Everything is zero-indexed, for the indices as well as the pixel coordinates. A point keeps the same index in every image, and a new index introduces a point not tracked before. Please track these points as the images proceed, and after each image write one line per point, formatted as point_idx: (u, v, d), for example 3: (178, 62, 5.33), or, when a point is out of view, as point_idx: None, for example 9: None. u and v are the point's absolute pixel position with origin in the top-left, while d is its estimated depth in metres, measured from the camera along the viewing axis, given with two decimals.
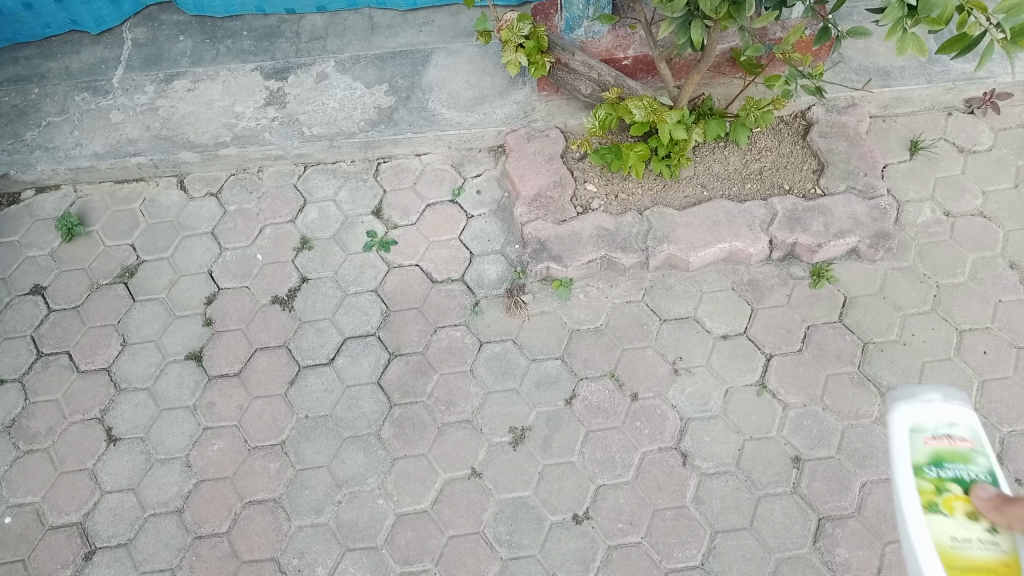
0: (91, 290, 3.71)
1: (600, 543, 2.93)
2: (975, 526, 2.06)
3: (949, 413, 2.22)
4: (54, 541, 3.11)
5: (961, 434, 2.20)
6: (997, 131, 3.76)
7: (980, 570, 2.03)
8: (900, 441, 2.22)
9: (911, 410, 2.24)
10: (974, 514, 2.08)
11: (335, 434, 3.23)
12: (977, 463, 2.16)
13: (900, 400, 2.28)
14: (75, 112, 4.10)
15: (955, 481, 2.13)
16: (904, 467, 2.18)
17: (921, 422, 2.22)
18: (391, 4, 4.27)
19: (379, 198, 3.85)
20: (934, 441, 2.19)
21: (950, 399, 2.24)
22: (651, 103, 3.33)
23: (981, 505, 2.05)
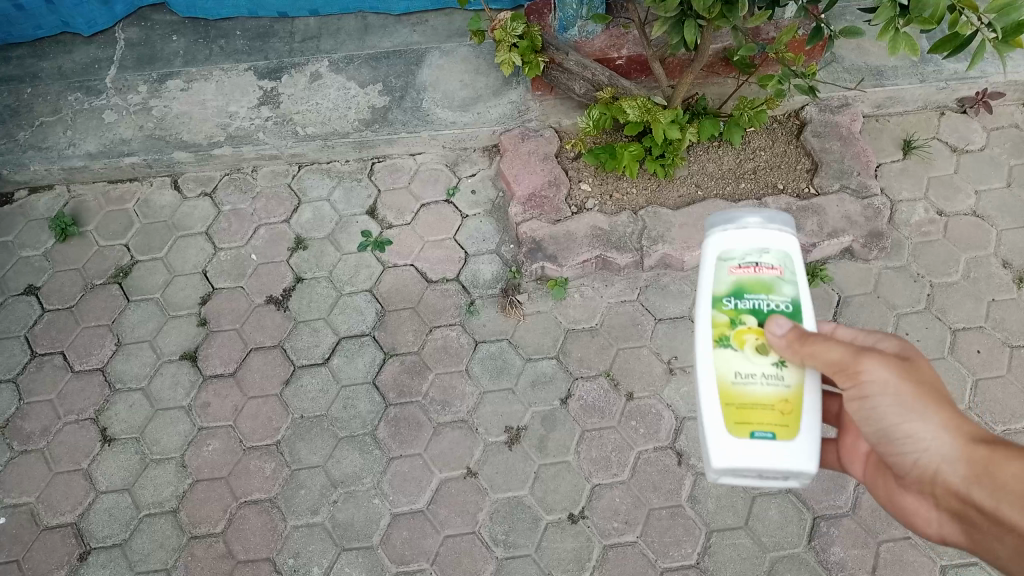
0: (85, 290, 3.70)
1: (595, 542, 2.94)
2: (760, 360, 2.01)
3: (764, 240, 2.15)
4: (49, 542, 3.11)
5: (768, 261, 2.12)
6: (989, 131, 3.78)
7: (756, 407, 1.98)
8: (711, 270, 2.17)
9: (733, 236, 2.17)
10: (764, 346, 2.02)
11: (331, 434, 3.22)
12: (778, 292, 2.08)
13: (718, 226, 2.21)
14: (68, 112, 4.09)
15: (751, 312, 2.07)
16: (708, 298, 2.14)
17: (733, 249, 2.16)
18: (384, 9, 4.24)
19: (374, 197, 3.84)
20: (739, 271, 2.12)
21: (779, 225, 2.17)
22: (645, 103, 3.35)
23: (777, 343, 1.98)
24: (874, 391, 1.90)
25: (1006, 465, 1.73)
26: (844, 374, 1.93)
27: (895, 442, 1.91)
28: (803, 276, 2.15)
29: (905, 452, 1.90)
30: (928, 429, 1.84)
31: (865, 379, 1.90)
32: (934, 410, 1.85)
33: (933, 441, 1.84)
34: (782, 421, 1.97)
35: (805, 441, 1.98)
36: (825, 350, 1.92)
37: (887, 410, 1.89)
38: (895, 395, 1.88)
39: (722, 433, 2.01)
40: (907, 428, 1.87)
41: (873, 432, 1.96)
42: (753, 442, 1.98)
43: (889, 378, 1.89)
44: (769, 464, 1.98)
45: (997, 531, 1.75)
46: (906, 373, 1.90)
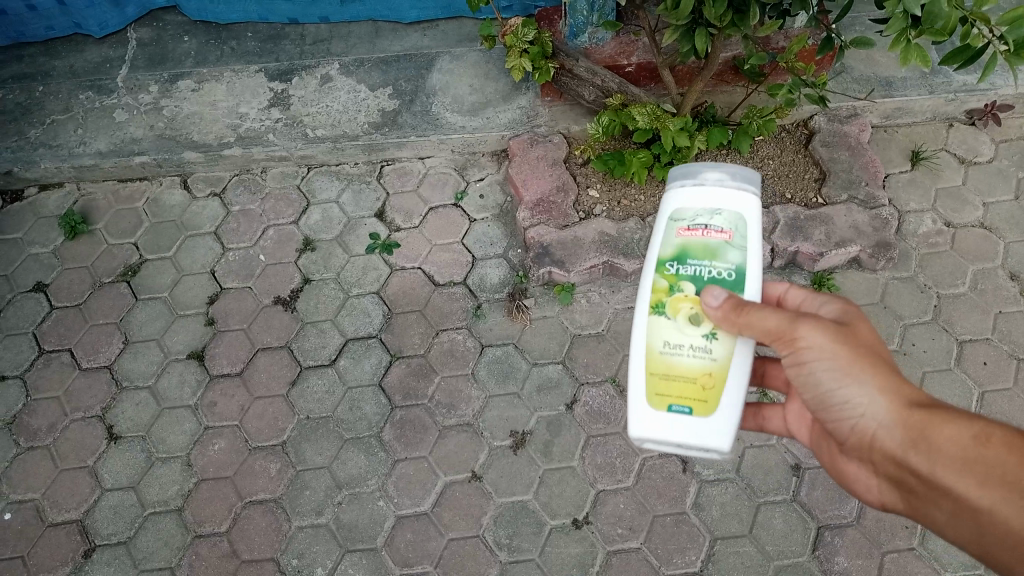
0: (94, 288, 3.72)
1: (599, 548, 2.94)
2: (691, 330, 1.99)
3: (719, 199, 2.08)
4: (54, 538, 3.12)
5: (718, 223, 2.05)
6: (998, 143, 3.78)
7: (676, 382, 1.99)
8: (662, 229, 2.12)
9: (689, 193, 2.11)
10: (698, 315, 1.99)
11: (337, 435, 3.23)
12: (723, 259, 2.02)
13: (677, 182, 2.15)
14: (79, 111, 4.12)
15: (691, 279, 2.02)
16: (654, 260, 2.10)
17: (686, 209, 2.09)
18: (394, 18, 4.24)
19: (383, 200, 3.86)
20: (687, 233, 2.06)
21: (739, 184, 2.08)
22: (655, 110, 3.38)
23: (712, 314, 1.95)
24: (811, 357, 1.91)
25: (939, 428, 1.79)
26: (781, 340, 1.92)
27: (835, 407, 1.93)
28: (756, 241, 2.07)
29: (844, 417, 1.93)
30: (867, 395, 1.87)
31: (802, 345, 1.90)
32: (872, 374, 1.87)
33: (868, 405, 1.87)
34: (702, 397, 1.98)
35: (724, 417, 1.99)
36: (764, 318, 1.89)
37: (825, 375, 1.90)
38: (832, 360, 1.89)
39: (645, 402, 2.03)
40: (846, 394, 1.90)
41: (812, 397, 1.97)
42: (671, 415, 2.00)
43: (824, 343, 1.89)
44: (686, 437, 2.01)
45: (931, 493, 1.82)
46: (843, 337, 1.90)
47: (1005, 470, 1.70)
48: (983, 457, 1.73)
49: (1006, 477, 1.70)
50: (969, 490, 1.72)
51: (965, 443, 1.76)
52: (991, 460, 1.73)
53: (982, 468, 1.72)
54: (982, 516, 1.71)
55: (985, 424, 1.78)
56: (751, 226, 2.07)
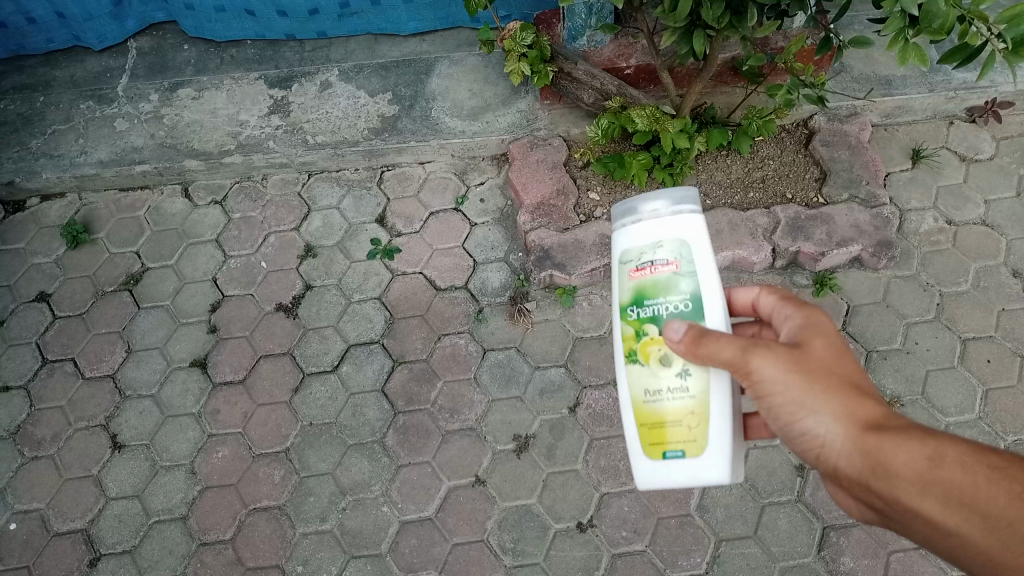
0: (96, 297, 3.72)
1: (604, 551, 2.94)
2: (665, 371, 1.92)
3: (659, 231, 2.00)
4: (59, 548, 3.13)
5: (664, 256, 1.97)
6: (999, 140, 3.78)
7: (663, 427, 1.94)
8: (615, 275, 2.05)
9: (631, 233, 2.03)
10: (668, 354, 1.92)
11: (339, 442, 3.23)
12: (676, 292, 1.95)
13: (618, 223, 2.06)
14: (80, 120, 4.13)
15: (652, 320, 1.96)
16: (616, 308, 2.04)
17: (631, 248, 2.02)
18: (394, 30, 4.22)
19: (383, 205, 3.86)
20: (638, 274, 1.99)
21: (676, 210, 1.99)
22: (654, 112, 3.37)
23: (677, 350, 1.88)
24: (767, 389, 1.81)
25: (894, 454, 1.66)
26: (736, 372, 1.83)
27: (796, 437, 1.83)
28: (707, 261, 1.99)
29: (806, 445, 1.83)
30: (822, 423, 1.77)
31: (757, 377, 1.81)
32: (825, 401, 1.77)
33: (826, 433, 1.77)
34: (690, 437, 1.93)
35: (717, 453, 1.93)
36: (719, 349, 1.81)
37: (782, 408, 1.82)
38: (787, 391, 1.79)
39: (640, 452, 2.00)
40: (804, 423, 1.80)
41: (774, 425, 1.88)
42: (667, 461, 1.96)
43: (776, 374, 1.79)
44: (687, 478, 1.96)
45: (899, 517, 1.71)
46: (796, 364, 1.80)
47: (963, 491, 1.60)
48: (941, 478, 1.62)
49: (964, 497, 1.60)
50: (931, 516, 1.62)
51: (920, 466, 1.64)
52: (948, 482, 1.62)
53: (941, 491, 1.62)
54: (950, 540, 1.62)
55: (939, 442, 1.66)
56: (697, 249, 1.98)
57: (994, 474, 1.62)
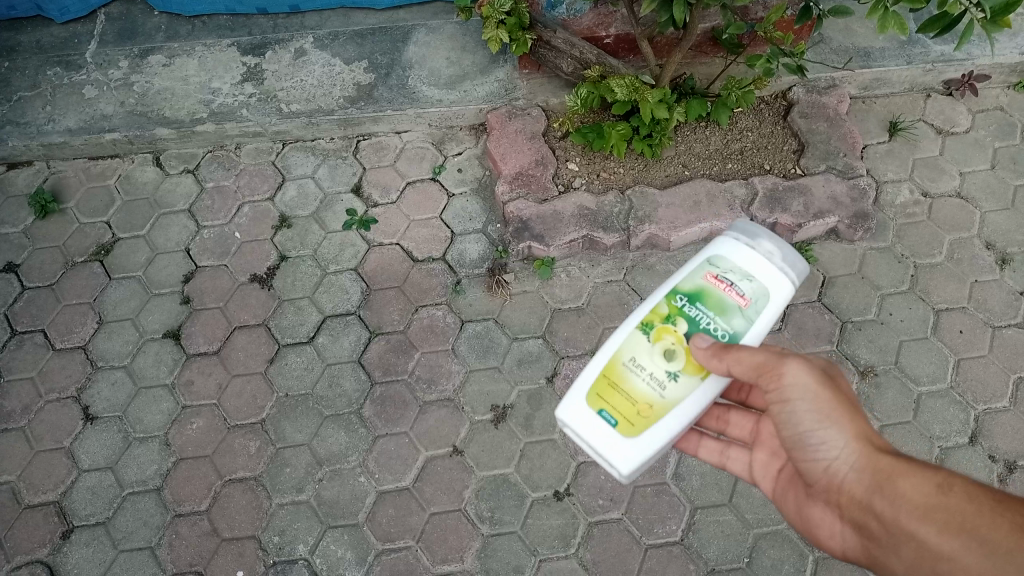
0: (66, 268, 3.65)
1: (580, 520, 2.95)
2: (659, 360, 2.12)
3: (758, 269, 2.14)
4: (31, 520, 3.08)
5: (743, 288, 2.13)
6: (975, 113, 3.80)
7: (619, 392, 2.14)
8: (695, 263, 2.21)
9: (738, 250, 2.17)
10: (675, 352, 2.12)
11: (316, 413, 3.21)
12: (726, 320, 2.11)
13: (733, 235, 2.21)
14: (47, 87, 4.02)
15: (689, 319, 2.14)
16: (671, 283, 2.21)
17: (725, 259, 2.17)
18: (369, 5, 4.11)
19: (359, 175, 3.81)
20: (712, 280, 2.16)
21: (783, 267, 2.14)
22: (633, 82, 3.32)
23: (693, 352, 2.08)
24: (794, 395, 2.02)
25: (905, 477, 1.91)
26: (766, 375, 2.03)
27: (809, 447, 2.04)
28: (765, 322, 2.14)
29: (816, 458, 2.04)
30: (840, 438, 1.99)
31: (787, 381, 2.02)
32: (847, 420, 2.00)
33: (843, 446, 1.99)
34: (632, 418, 2.12)
35: (641, 446, 2.12)
36: (750, 355, 2.01)
37: (805, 415, 2.02)
38: (814, 400, 2.01)
39: (584, 397, 2.20)
40: (821, 435, 2.01)
41: (787, 435, 2.08)
42: (599, 417, 2.17)
43: (806, 383, 2.02)
44: (601, 443, 2.16)
45: (892, 538, 1.91)
46: (825, 381, 2.03)
47: (963, 517, 1.81)
48: (943, 505, 1.85)
49: (964, 524, 1.80)
50: (931, 536, 1.83)
51: (929, 492, 1.88)
52: (951, 507, 1.84)
53: (942, 515, 1.84)
54: (941, 562, 1.81)
55: (948, 474, 1.90)
56: (766, 312, 2.13)
57: (998, 507, 1.81)
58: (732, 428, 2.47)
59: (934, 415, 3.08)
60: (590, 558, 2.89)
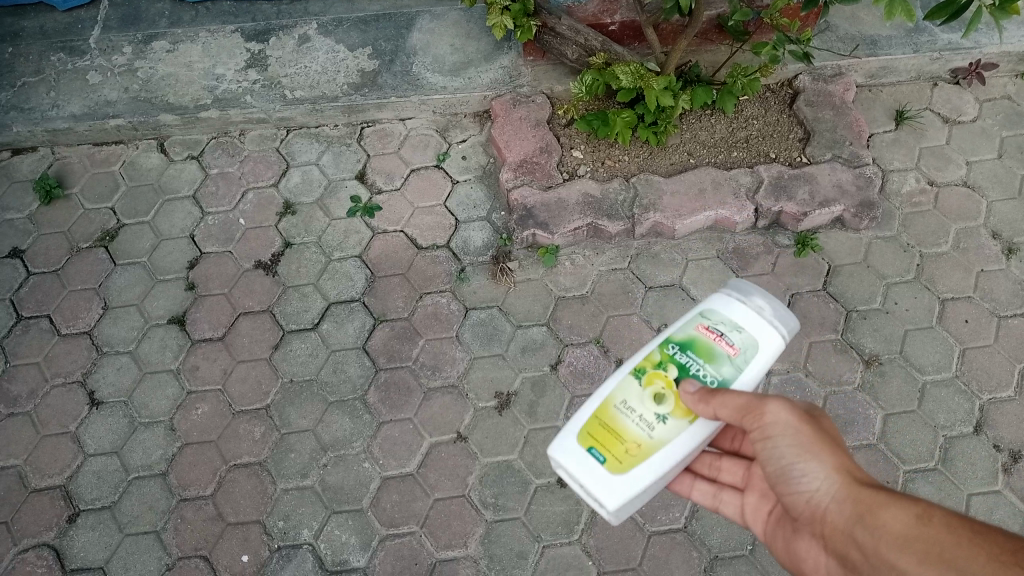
0: (71, 254, 3.65)
1: (584, 506, 2.96)
2: (649, 403, 2.14)
3: (750, 321, 2.17)
4: (37, 504, 3.10)
5: (734, 338, 2.16)
6: (982, 102, 3.78)
7: (608, 432, 2.15)
8: (689, 315, 2.25)
9: (731, 304, 2.21)
10: (665, 396, 2.14)
11: (320, 399, 3.22)
12: (716, 367, 2.14)
13: (728, 290, 2.25)
14: (51, 73, 4.01)
15: (680, 366, 2.17)
16: (665, 334, 2.25)
17: (718, 311, 2.21)
18: None
19: (363, 162, 3.81)
20: (704, 330, 2.19)
21: (774, 321, 2.17)
22: (638, 69, 3.31)
23: (682, 397, 2.10)
24: (775, 433, 2.00)
25: (886, 508, 1.84)
26: (749, 416, 2.02)
27: (791, 480, 1.99)
28: (754, 372, 2.16)
29: (798, 492, 1.99)
30: (821, 471, 1.95)
31: (768, 420, 2.00)
32: (828, 455, 1.96)
33: (824, 481, 1.94)
34: (620, 456, 2.11)
35: (627, 484, 2.10)
36: (733, 397, 2.02)
37: (786, 451, 1.99)
38: (796, 436, 1.99)
39: (573, 437, 2.20)
40: (803, 469, 1.97)
41: (769, 471, 2.04)
42: (587, 455, 2.15)
43: (788, 421, 2.00)
44: (588, 481, 2.14)
45: (873, 571, 1.82)
46: (807, 420, 2.02)
47: (940, 547, 1.71)
48: (922, 534, 1.75)
49: (943, 554, 1.70)
50: (907, 566, 1.73)
51: (909, 522, 1.79)
52: (929, 537, 1.74)
53: (921, 545, 1.74)
54: None
55: (928, 505, 1.81)
56: (755, 362, 2.16)
57: (977, 538, 1.71)
58: (724, 474, 2.41)
59: (939, 404, 3.08)
60: (593, 545, 2.90)
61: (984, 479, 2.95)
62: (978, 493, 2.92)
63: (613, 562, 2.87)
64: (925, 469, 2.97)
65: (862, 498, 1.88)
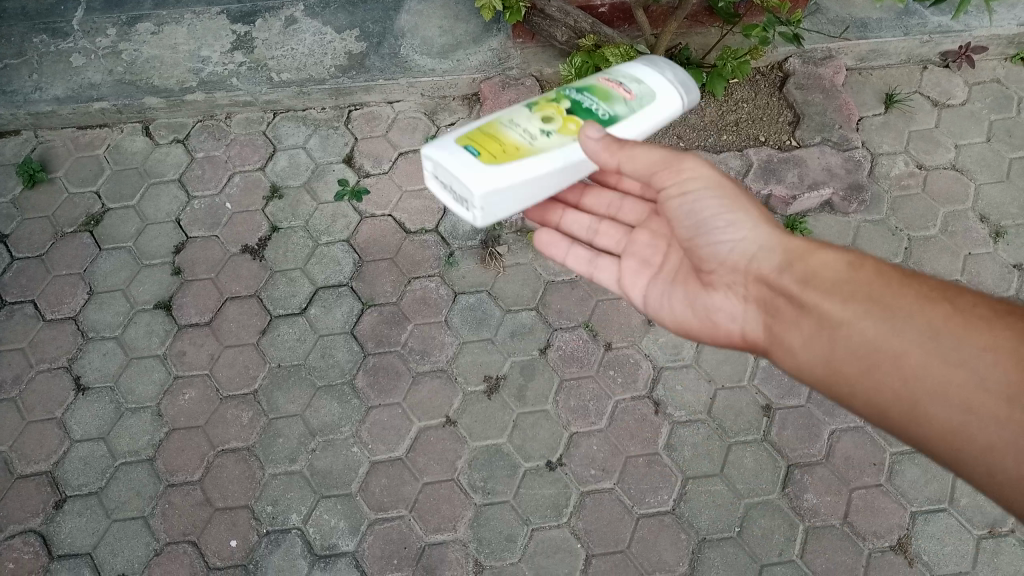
0: (55, 238, 3.61)
1: (572, 489, 2.97)
2: (537, 121, 2.08)
3: (651, 82, 2.25)
4: (23, 490, 3.08)
5: (631, 87, 2.21)
6: (971, 85, 3.78)
7: (487, 137, 2.04)
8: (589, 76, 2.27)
9: (637, 74, 2.26)
10: (554, 122, 2.10)
11: (309, 384, 3.21)
12: (610, 105, 2.17)
13: (635, 61, 2.31)
14: (33, 55, 3.95)
15: (574, 101, 2.16)
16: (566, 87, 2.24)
17: (616, 74, 2.27)
18: None
19: (351, 145, 3.78)
20: (605, 82, 2.24)
21: (674, 84, 2.25)
22: (628, 51, 3.28)
23: (588, 144, 2.02)
24: (695, 182, 2.05)
25: (818, 257, 1.96)
26: (667, 167, 2.05)
27: (712, 235, 2.05)
28: (648, 124, 2.23)
29: (718, 245, 2.06)
30: (745, 230, 2.03)
31: (687, 174, 2.05)
32: (751, 211, 2.05)
33: (748, 233, 2.03)
34: (496, 149, 2.00)
35: (504, 179, 1.97)
36: (648, 154, 2.03)
37: (706, 200, 2.05)
38: (716, 187, 2.05)
39: (451, 138, 2.07)
40: (728, 218, 2.03)
41: (682, 222, 2.10)
42: (461, 151, 2.02)
43: (705, 172, 2.06)
44: (456, 170, 1.98)
45: (800, 314, 1.95)
46: (723, 172, 2.08)
47: (869, 287, 1.87)
48: (855, 279, 1.89)
49: (873, 294, 1.85)
50: (838, 306, 1.86)
51: (841, 269, 1.92)
52: (861, 280, 1.89)
53: (850, 287, 1.88)
54: (846, 331, 1.85)
55: (858, 253, 1.95)
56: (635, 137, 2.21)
57: (907, 280, 1.87)
58: (601, 238, 2.52)
59: None
60: (582, 528, 2.90)
61: None
62: None
63: (602, 545, 2.88)
64: (912, 451, 2.98)
65: (786, 247, 2.01)
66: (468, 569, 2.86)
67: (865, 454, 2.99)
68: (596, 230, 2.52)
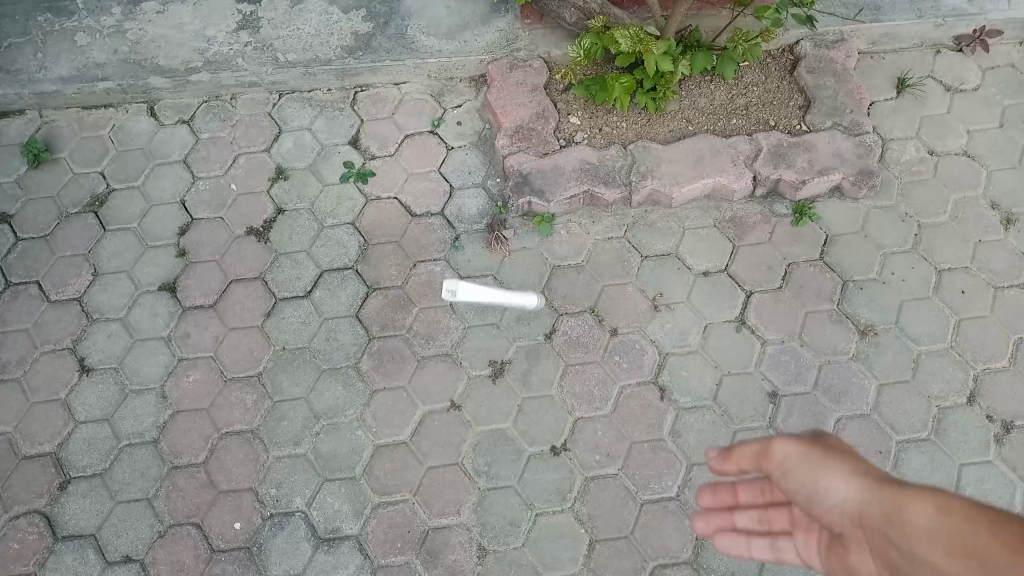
0: (60, 219, 3.60)
1: (576, 475, 2.96)
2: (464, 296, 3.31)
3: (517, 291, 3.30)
4: (28, 471, 3.09)
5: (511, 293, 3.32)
6: (985, 70, 3.72)
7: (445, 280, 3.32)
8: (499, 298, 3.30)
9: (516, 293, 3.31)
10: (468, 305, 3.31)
11: (313, 366, 3.20)
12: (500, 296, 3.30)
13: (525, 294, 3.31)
14: (37, 34, 3.92)
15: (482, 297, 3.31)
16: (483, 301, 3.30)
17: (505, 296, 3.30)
18: None
19: (356, 127, 3.75)
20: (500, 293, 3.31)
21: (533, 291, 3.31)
22: (638, 33, 3.24)
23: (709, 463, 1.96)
24: (789, 464, 1.83)
25: (913, 505, 1.65)
26: (766, 463, 1.86)
27: (816, 501, 1.80)
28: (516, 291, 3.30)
29: (829, 509, 1.80)
30: (836, 485, 1.77)
31: (778, 456, 1.84)
32: (838, 464, 1.78)
33: (843, 490, 1.76)
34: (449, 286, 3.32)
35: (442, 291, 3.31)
36: (746, 452, 1.88)
37: (801, 474, 1.82)
38: (803, 453, 1.82)
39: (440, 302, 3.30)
40: (819, 484, 1.79)
41: (798, 500, 1.85)
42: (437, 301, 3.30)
43: (794, 450, 1.82)
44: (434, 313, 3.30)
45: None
46: (814, 439, 1.85)
47: (973, 540, 1.53)
48: (952, 529, 1.57)
49: (971, 547, 1.51)
50: (940, 562, 1.55)
51: (930, 517, 1.61)
52: (956, 531, 1.56)
53: (950, 540, 1.56)
54: None
55: (951, 496, 1.62)
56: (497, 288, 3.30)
57: (1004, 520, 1.52)
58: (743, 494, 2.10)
59: (934, 374, 3.07)
60: (586, 513, 2.90)
61: (977, 450, 2.95)
62: (971, 463, 2.93)
63: (606, 530, 2.87)
64: (918, 440, 2.97)
65: (884, 499, 1.71)
66: (472, 553, 2.86)
67: (871, 442, 2.97)
68: (769, 518, 2.05)
